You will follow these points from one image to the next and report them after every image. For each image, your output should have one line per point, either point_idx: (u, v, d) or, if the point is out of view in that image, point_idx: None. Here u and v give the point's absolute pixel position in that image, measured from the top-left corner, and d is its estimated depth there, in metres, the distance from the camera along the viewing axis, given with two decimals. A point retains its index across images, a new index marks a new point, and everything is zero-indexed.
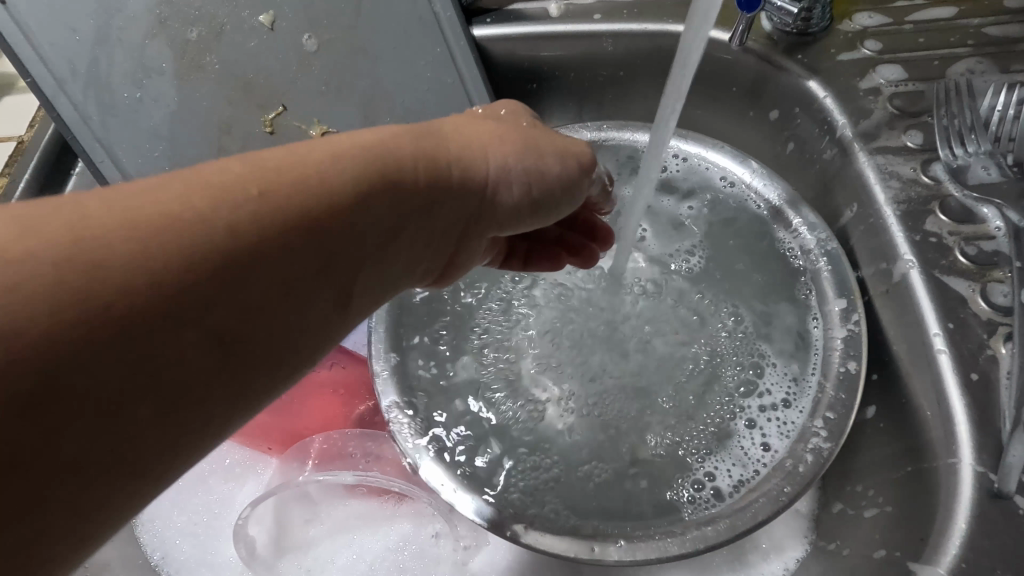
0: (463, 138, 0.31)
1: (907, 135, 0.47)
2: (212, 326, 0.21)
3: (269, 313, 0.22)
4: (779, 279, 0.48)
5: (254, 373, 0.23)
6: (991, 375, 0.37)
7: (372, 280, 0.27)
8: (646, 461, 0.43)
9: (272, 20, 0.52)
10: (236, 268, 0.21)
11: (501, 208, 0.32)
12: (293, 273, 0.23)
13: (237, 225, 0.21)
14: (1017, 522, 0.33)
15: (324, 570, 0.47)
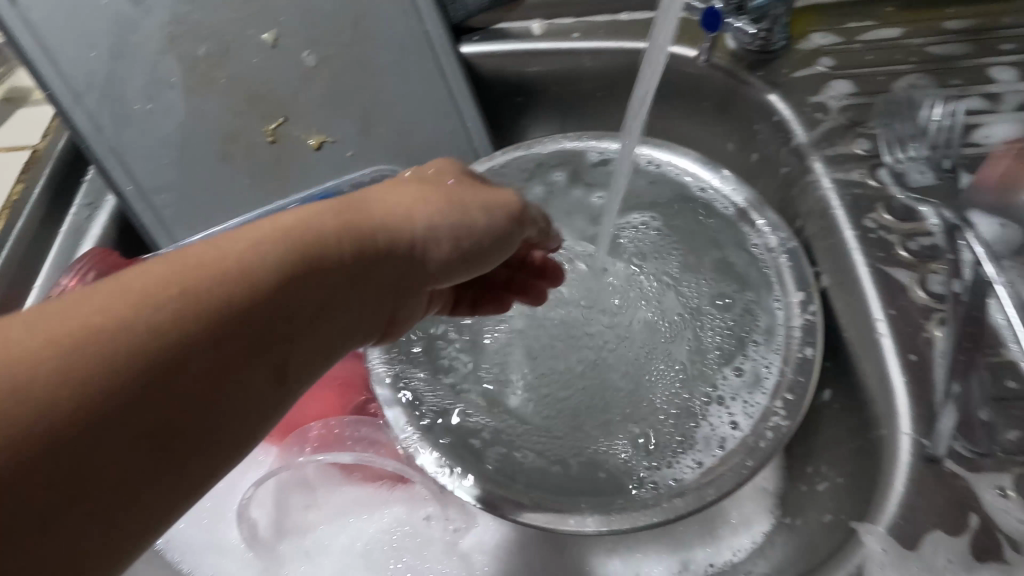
0: (392, 211, 0.33)
1: (857, 143, 0.51)
2: (137, 427, 0.23)
3: (198, 397, 0.24)
4: (744, 275, 0.52)
5: (189, 458, 0.24)
6: (927, 355, 0.41)
7: (310, 351, 0.29)
8: (624, 443, 0.47)
9: (275, 38, 0.56)
10: (160, 362, 0.23)
11: (434, 266, 0.34)
12: (217, 359, 0.25)
13: (157, 326, 0.24)
14: (949, 483, 0.37)
15: (322, 552, 0.50)
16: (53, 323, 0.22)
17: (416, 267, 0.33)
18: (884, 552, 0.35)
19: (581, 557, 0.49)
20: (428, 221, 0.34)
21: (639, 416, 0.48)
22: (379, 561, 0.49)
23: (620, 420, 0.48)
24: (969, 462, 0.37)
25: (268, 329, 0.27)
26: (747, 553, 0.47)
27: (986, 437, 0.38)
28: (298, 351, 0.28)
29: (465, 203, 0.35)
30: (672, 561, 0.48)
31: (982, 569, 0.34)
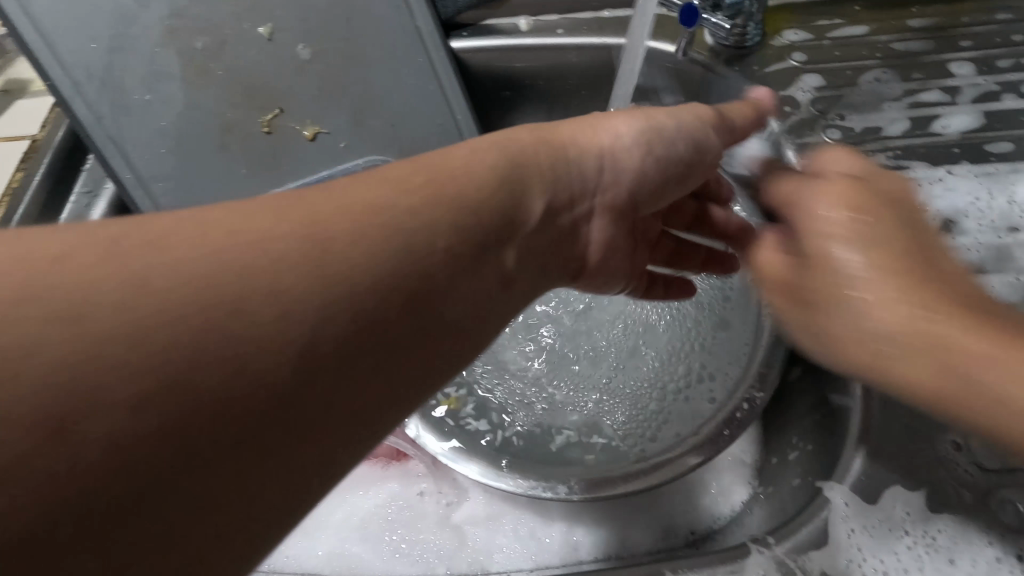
0: (550, 144, 0.35)
1: (826, 132, 0.54)
2: (326, 383, 0.23)
3: (372, 310, 0.25)
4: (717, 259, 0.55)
5: (358, 371, 0.24)
6: None
7: (467, 283, 0.29)
8: (611, 424, 0.50)
9: (272, 31, 0.57)
10: (343, 274, 0.24)
11: (626, 199, 0.38)
12: (393, 273, 0.26)
13: (331, 279, 0.24)
14: (907, 441, 0.40)
15: (320, 527, 0.52)
16: (232, 270, 0.22)
17: (575, 211, 0.36)
18: (846, 507, 0.38)
19: (567, 528, 0.51)
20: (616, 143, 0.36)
21: (625, 395, 0.51)
22: (376, 533, 0.52)
23: (609, 401, 0.51)
24: (926, 423, 0.40)
25: (435, 281, 0.27)
26: (726, 521, 0.50)
27: None
28: (469, 310, 0.29)
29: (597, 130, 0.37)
30: (654, 529, 0.51)
31: (937, 519, 0.37)
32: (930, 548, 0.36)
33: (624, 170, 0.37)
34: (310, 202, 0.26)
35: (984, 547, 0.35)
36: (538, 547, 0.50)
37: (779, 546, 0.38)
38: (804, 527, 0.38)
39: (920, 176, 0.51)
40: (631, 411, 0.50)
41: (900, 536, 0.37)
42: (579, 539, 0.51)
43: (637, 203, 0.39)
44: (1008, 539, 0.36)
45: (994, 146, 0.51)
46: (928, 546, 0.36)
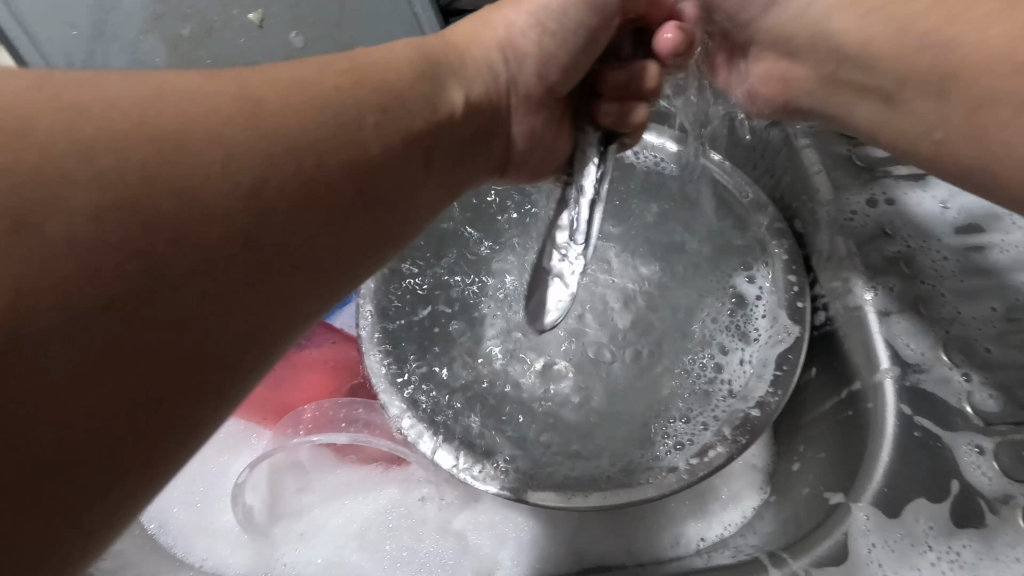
0: (466, 46, 0.38)
1: None
2: (291, 241, 0.24)
3: (322, 229, 0.25)
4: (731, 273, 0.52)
5: (300, 279, 0.24)
6: (919, 332, 0.42)
7: (403, 203, 0.29)
8: (629, 430, 0.47)
9: (262, 18, 0.55)
10: (291, 179, 0.24)
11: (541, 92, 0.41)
12: (337, 198, 0.25)
13: (270, 133, 0.24)
14: (933, 451, 0.38)
15: (317, 534, 0.50)
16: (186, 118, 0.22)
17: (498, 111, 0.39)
18: (867, 520, 0.36)
19: (573, 534, 0.49)
20: (518, 45, 0.39)
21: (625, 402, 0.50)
22: (375, 541, 0.50)
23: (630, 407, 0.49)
24: (946, 424, 0.38)
25: (381, 133, 0.28)
26: (737, 527, 0.48)
27: (969, 407, 0.38)
28: (413, 174, 0.30)
29: (540, 14, 0.39)
30: (665, 536, 0.49)
31: (960, 534, 0.35)
32: (954, 564, 0.34)
33: (524, 66, 0.39)
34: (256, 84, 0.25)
35: (1010, 563, 0.33)
36: (544, 554, 0.49)
37: (797, 561, 0.36)
38: (823, 540, 0.36)
39: None
40: (626, 424, 0.48)
41: (922, 551, 0.35)
42: (585, 545, 0.49)
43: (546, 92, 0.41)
44: None
45: None
46: (952, 562, 0.34)
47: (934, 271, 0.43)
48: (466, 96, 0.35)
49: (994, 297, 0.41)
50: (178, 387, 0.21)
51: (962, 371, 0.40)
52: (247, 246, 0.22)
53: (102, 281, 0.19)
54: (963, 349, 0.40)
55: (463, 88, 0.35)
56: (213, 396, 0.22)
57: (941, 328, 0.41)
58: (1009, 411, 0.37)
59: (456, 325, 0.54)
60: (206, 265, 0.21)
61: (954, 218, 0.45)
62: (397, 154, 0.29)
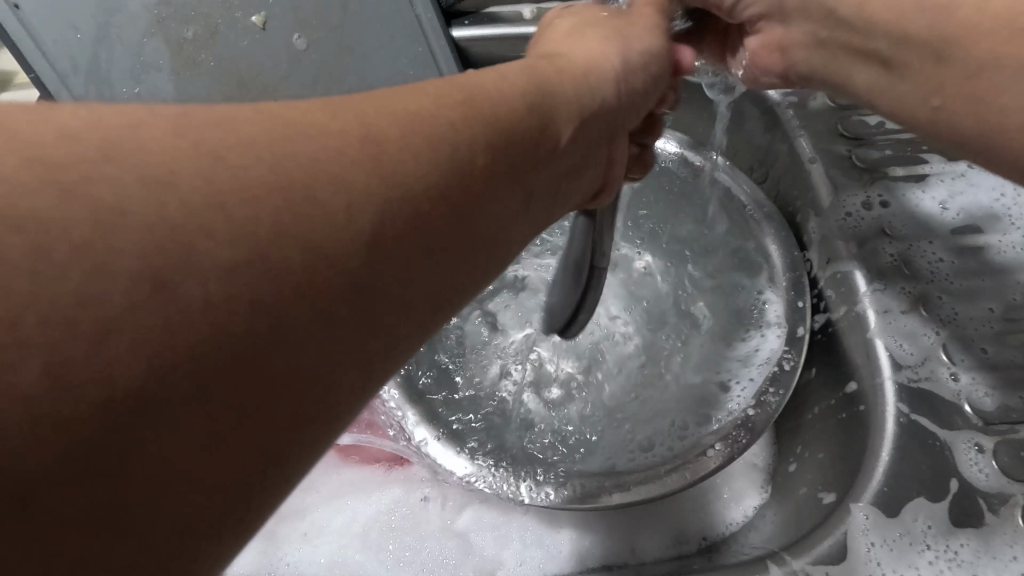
0: (582, 63, 0.31)
1: (842, 125, 0.51)
2: (382, 301, 0.19)
3: (412, 287, 0.20)
4: (730, 282, 0.53)
5: (389, 340, 0.20)
6: (917, 331, 0.42)
7: (503, 241, 0.25)
8: (631, 433, 0.48)
9: (265, 21, 0.55)
10: (387, 228, 0.19)
11: (635, 112, 0.34)
12: (438, 249, 0.21)
13: (375, 179, 0.19)
14: (932, 449, 0.38)
15: (321, 533, 0.51)
16: (262, 139, 0.17)
17: (611, 135, 0.32)
18: (866, 520, 0.36)
19: (574, 534, 0.50)
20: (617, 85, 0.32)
21: (619, 406, 0.50)
22: (378, 540, 0.50)
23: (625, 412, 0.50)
24: (945, 423, 0.38)
25: (490, 172, 0.23)
26: (738, 526, 0.49)
27: (967, 406, 0.38)
28: (517, 209, 0.25)
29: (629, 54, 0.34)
30: (665, 535, 0.49)
31: (958, 533, 0.35)
32: (952, 563, 0.34)
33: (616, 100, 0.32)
34: (344, 108, 0.20)
35: (1008, 562, 0.33)
36: (544, 554, 0.49)
37: (797, 560, 0.36)
38: (825, 538, 0.36)
39: (936, 171, 0.48)
40: (624, 425, 0.49)
41: (920, 550, 0.34)
42: (587, 545, 0.49)
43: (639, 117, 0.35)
44: None
45: None
46: (950, 561, 0.34)
47: (934, 271, 0.43)
48: (579, 125, 0.29)
49: (991, 298, 0.42)
50: (244, 490, 0.16)
51: (953, 369, 0.40)
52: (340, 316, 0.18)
53: (170, 361, 0.14)
54: (962, 349, 0.40)
55: (578, 116, 0.29)
56: (281, 491, 0.17)
57: (940, 328, 0.41)
58: (1011, 411, 0.38)
59: (454, 323, 0.54)
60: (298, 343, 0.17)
61: (951, 219, 0.45)
62: (506, 198, 0.24)
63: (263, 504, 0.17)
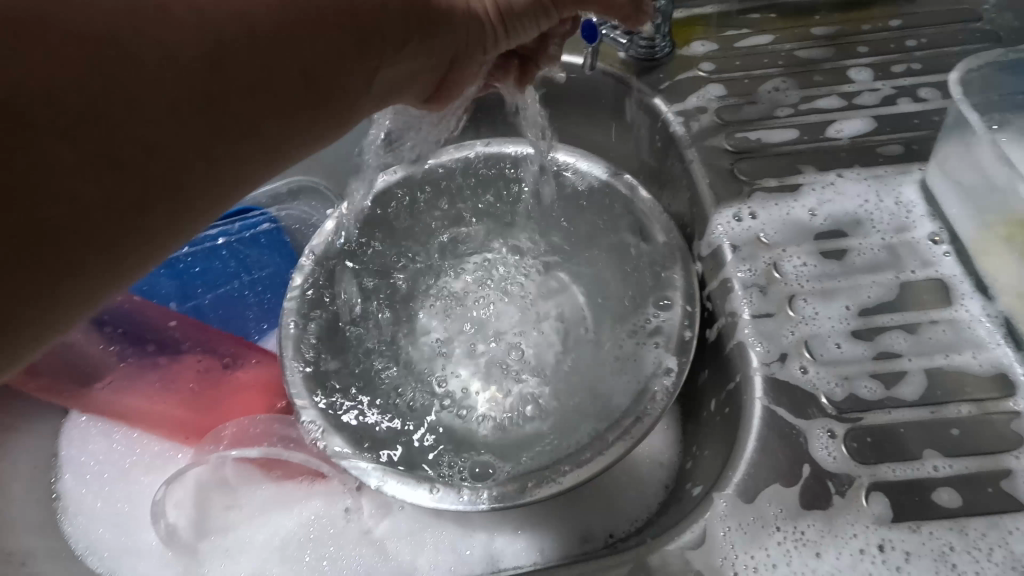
0: None
1: (727, 142, 0.56)
2: (225, 114, 0.27)
3: (251, 113, 0.28)
4: (637, 287, 0.56)
5: (236, 142, 0.28)
6: (782, 329, 0.45)
7: (344, 97, 0.32)
8: (535, 439, 0.51)
9: None
10: (220, 57, 0.26)
11: (507, 32, 0.37)
12: (271, 88, 0.28)
13: (200, 37, 0.25)
14: (791, 438, 0.40)
15: (244, 548, 0.52)
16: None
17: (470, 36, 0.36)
18: (725, 505, 0.38)
19: (488, 536, 0.52)
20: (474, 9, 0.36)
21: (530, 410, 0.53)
22: (298, 551, 0.52)
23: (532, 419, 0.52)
24: (802, 413, 0.41)
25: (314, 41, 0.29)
26: (643, 522, 0.51)
27: (824, 398, 0.41)
28: (356, 78, 0.32)
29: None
30: (574, 534, 0.52)
31: (806, 514, 0.37)
32: (798, 542, 0.36)
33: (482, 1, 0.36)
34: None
35: (848, 538, 0.36)
36: (458, 557, 0.51)
37: (665, 546, 0.38)
38: (689, 526, 0.38)
39: (806, 181, 0.52)
40: (529, 427, 0.52)
41: (771, 531, 0.37)
42: (499, 547, 0.51)
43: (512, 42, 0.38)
44: (870, 530, 0.36)
45: (893, 148, 0.53)
46: (797, 541, 0.37)
47: (798, 273, 0.47)
48: (434, 18, 0.34)
49: (848, 297, 0.45)
50: (121, 219, 0.25)
51: (810, 361, 0.43)
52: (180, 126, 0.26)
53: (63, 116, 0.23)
54: (820, 345, 0.44)
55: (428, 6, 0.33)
56: (151, 231, 0.27)
57: (803, 326, 0.45)
58: (857, 401, 0.41)
59: (372, 339, 0.57)
60: (152, 131, 0.25)
61: (818, 225, 0.49)
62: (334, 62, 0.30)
63: (146, 221, 0.26)
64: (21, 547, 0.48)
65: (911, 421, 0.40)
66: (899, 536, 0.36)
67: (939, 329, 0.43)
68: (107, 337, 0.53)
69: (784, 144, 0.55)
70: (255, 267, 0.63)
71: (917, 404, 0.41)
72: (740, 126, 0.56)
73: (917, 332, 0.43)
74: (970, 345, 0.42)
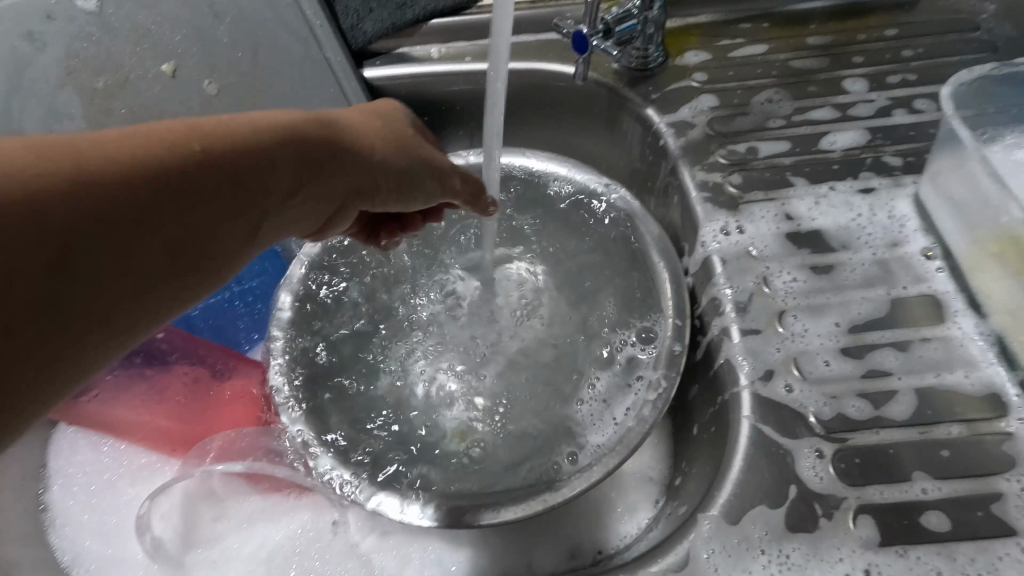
0: (361, 129, 0.36)
1: (719, 153, 0.55)
2: (99, 294, 0.23)
3: (130, 295, 0.25)
4: (629, 300, 0.55)
5: (101, 332, 0.24)
6: (771, 345, 0.44)
7: (235, 265, 0.30)
8: (523, 454, 0.50)
9: (174, 69, 0.58)
10: (115, 232, 0.24)
11: (398, 201, 0.40)
12: (159, 268, 0.26)
13: (116, 176, 0.24)
14: (778, 458, 0.40)
15: (229, 561, 0.52)
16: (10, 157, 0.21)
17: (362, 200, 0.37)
18: (709, 527, 0.38)
19: (475, 552, 0.51)
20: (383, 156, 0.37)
21: (518, 424, 0.52)
22: (284, 565, 0.52)
23: (524, 435, 0.51)
24: (790, 432, 0.40)
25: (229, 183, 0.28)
26: (632, 538, 0.50)
27: (812, 416, 0.41)
28: (251, 245, 0.30)
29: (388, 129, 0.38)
30: (562, 549, 0.51)
31: (791, 537, 0.37)
32: (783, 566, 0.36)
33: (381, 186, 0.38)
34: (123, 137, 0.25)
35: (834, 563, 0.36)
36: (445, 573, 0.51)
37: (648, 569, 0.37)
38: (673, 548, 0.38)
39: (798, 195, 0.51)
40: (517, 442, 0.51)
41: (755, 554, 0.36)
42: (487, 563, 0.51)
43: (403, 205, 0.40)
44: (856, 554, 0.36)
45: (887, 160, 0.52)
46: (781, 564, 0.36)
47: (788, 288, 0.47)
48: (339, 178, 0.34)
49: (838, 314, 0.45)
50: None
51: (801, 379, 0.42)
52: (59, 278, 0.22)
53: None
54: (809, 361, 0.43)
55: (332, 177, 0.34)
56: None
57: (791, 342, 0.44)
58: (847, 421, 0.40)
59: (362, 348, 0.57)
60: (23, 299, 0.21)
61: (809, 239, 0.49)
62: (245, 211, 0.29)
63: None
64: (4, 558, 0.48)
65: (900, 442, 0.39)
66: (885, 561, 0.35)
67: (931, 347, 0.43)
68: None
69: (777, 155, 0.54)
70: (246, 276, 0.62)
71: (906, 424, 0.40)
72: (732, 136, 0.56)
73: (908, 349, 0.43)
74: (963, 363, 0.42)
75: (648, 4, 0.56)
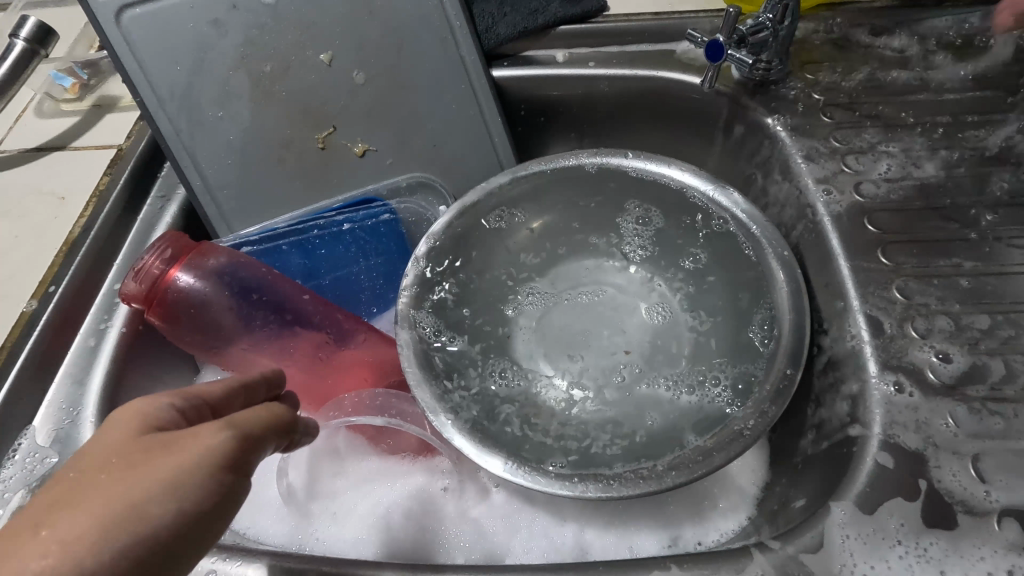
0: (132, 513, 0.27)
1: (845, 164, 0.56)
2: None
3: None
4: (739, 303, 0.57)
5: None
6: (904, 348, 0.45)
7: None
8: (641, 444, 0.52)
9: (331, 59, 0.63)
10: None
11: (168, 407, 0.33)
12: None
13: None
14: (912, 455, 0.41)
15: (348, 514, 0.54)
16: None
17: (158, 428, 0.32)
18: (843, 515, 0.39)
19: (578, 528, 0.54)
20: (175, 521, 0.28)
21: (627, 412, 0.56)
22: (398, 523, 0.54)
23: (643, 428, 0.54)
24: (925, 433, 0.41)
25: None
26: (733, 534, 0.52)
27: (950, 418, 0.42)
28: None
29: (177, 481, 0.29)
30: (663, 535, 0.53)
31: (929, 533, 0.38)
32: (921, 558, 0.37)
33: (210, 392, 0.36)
34: None
35: (974, 561, 0.36)
36: (551, 546, 0.54)
37: (784, 548, 0.38)
38: (808, 531, 0.39)
39: (924, 210, 0.53)
40: (628, 431, 0.54)
41: (892, 545, 0.38)
42: (588, 539, 0.54)
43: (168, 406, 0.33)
44: (999, 554, 0.36)
45: (1017, 184, 0.53)
46: (919, 556, 0.37)
47: (919, 295, 0.48)
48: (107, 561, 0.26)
49: (969, 325, 0.46)
50: None
51: (934, 382, 0.43)
52: None
53: None
54: (944, 366, 0.44)
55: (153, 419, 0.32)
56: None
57: (925, 347, 0.45)
58: (985, 426, 0.41)
59: (481, 328, 0.61)
60: None
61: (936, 252, 0.50)
62: None
63: None
64: None
65: None
66: None
67: None
68: (249, 305, 0.56)
69: (903, 170, 0.55)
70: (372, 253, 0.68)
71: None
72: (855, 147, 0.57)
73: None
74: None
75: (782, 15, 0.58)
